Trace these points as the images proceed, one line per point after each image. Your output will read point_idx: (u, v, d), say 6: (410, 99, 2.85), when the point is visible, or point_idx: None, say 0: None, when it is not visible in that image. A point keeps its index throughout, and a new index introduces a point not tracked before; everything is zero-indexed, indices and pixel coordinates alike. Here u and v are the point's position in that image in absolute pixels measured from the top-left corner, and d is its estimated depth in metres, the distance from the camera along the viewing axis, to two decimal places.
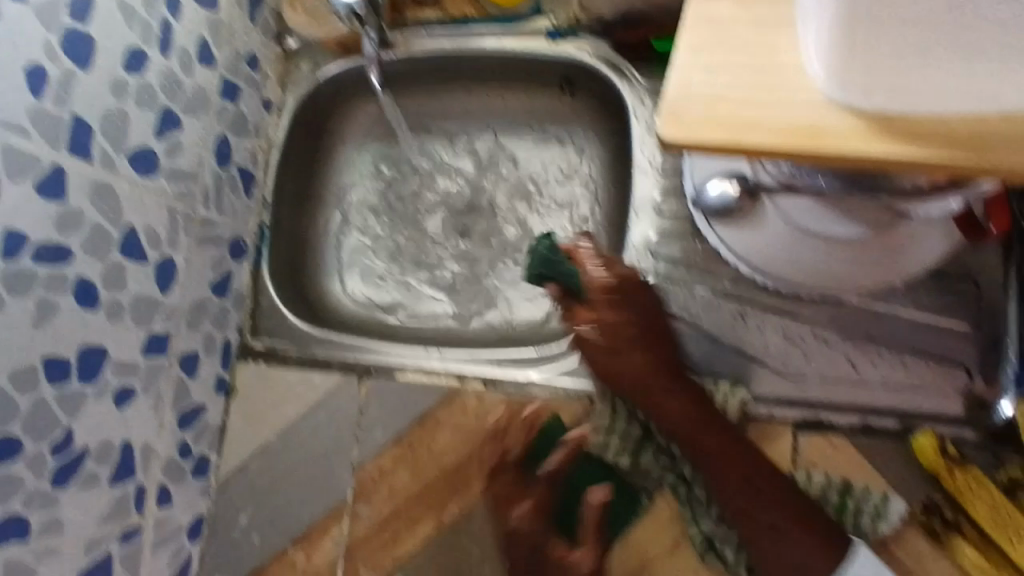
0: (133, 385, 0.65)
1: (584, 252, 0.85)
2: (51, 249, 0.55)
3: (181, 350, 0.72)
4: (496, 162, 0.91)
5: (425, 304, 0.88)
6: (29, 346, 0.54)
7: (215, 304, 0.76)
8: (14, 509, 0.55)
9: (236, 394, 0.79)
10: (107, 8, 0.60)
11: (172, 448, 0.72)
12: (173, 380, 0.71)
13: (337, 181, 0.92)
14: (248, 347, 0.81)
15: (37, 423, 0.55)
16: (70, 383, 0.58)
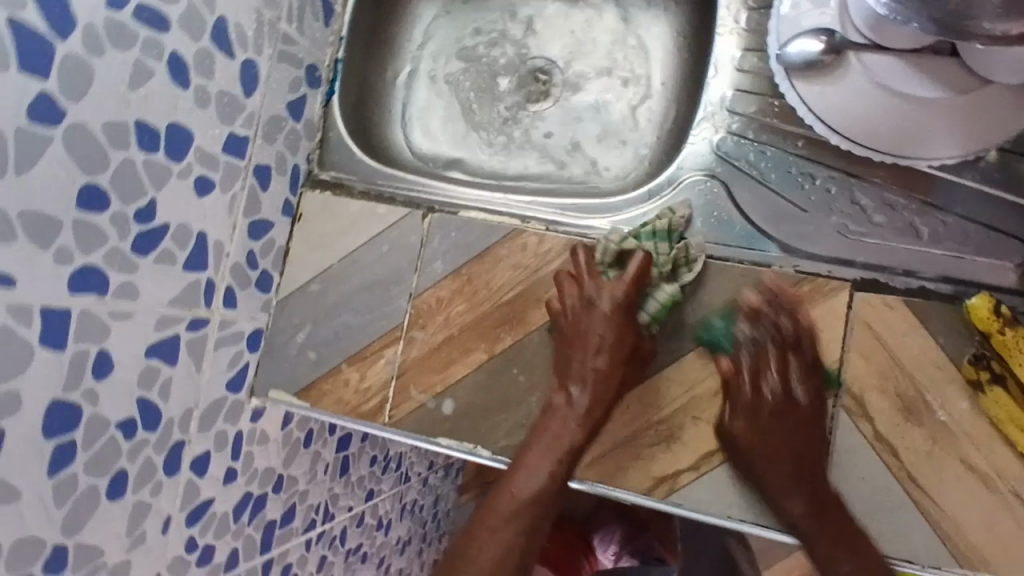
0: (213, 179, 0.67)
1: (651, 120, 0.86)
2: (151, 12, 0.57)
3: (256, 160, 0.73)
4: (570, 27, 0.91)
5: (486, 159, 0.89)
6: (125, 103, 0.56)
7: (289, 124, 0.78)
8: (100, 259, 0.57)
9: (302, 220, 0.81)
10: None
11: (241, 254, 0.73)
12: (248, 188, 0.73)
13: (409, 35, 0.93)
14: (314, 177, 0.83)
15: (127, 184, 0.58)
16: (159, 155, 0.60)
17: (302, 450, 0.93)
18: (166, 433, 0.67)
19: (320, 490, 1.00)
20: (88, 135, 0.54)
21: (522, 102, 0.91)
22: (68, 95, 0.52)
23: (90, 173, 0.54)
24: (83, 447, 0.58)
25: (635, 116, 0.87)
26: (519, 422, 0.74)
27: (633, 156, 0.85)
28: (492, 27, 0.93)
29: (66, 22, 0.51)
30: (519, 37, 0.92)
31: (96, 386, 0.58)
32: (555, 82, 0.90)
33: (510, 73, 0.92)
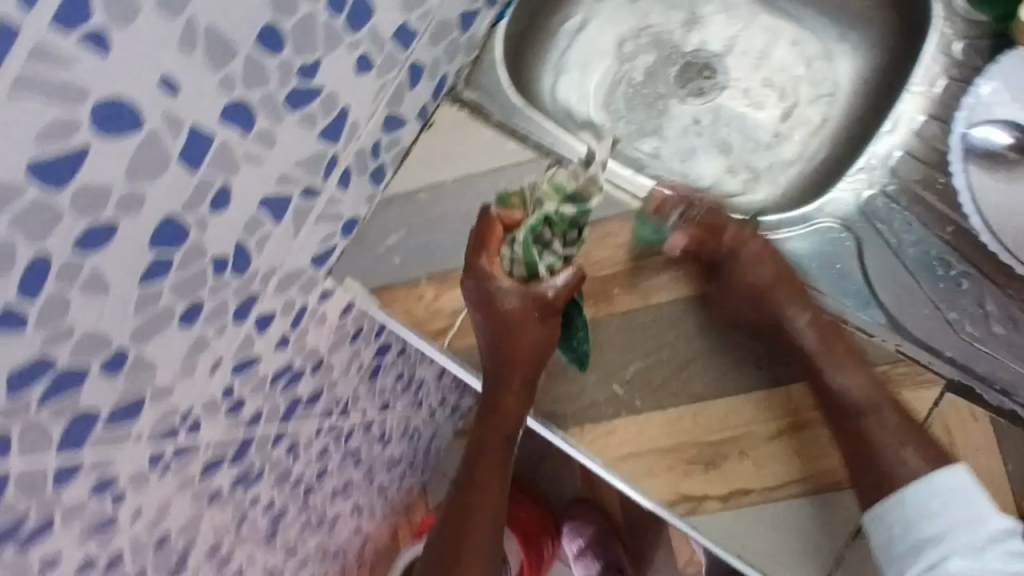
0: (374, 59, 0.67)
1: (800, 155, 0.85)
2: None
3: (415, 56, 0.73)
4: (751, 38, 0.91)
5: (626, 133, 0.89)
6: None
7: (455, 33, 0.77)
8: (255, 99, 0.57)
9: (431, 129, 0.81)
10: None
11: (370, 141, 0.74)
12: (399, 81, 0.73)
13: None
14: (457, 92, 0.82)
15: (302, 35, 0.58)
16: (339, 18, 0.60)
17: (349, 343, 0.95)
18: (249, 283, 0.69)
19: (348, 384, 1.03)
20: None
21: (677, 91, 0.90)
22: None
23: (277, 13, 0.55)
24: (178, 267, 0.59)
25: (783, 143, 0.86)
26: (567, 395, 0.74)
27: (769, 181, 0.85)
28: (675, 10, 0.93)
29: None
30: (697, 30, 0.92)
31: (209, 216, 0.59)
32: (716, 83, 0.90)
33: (678, 60, 0.92)
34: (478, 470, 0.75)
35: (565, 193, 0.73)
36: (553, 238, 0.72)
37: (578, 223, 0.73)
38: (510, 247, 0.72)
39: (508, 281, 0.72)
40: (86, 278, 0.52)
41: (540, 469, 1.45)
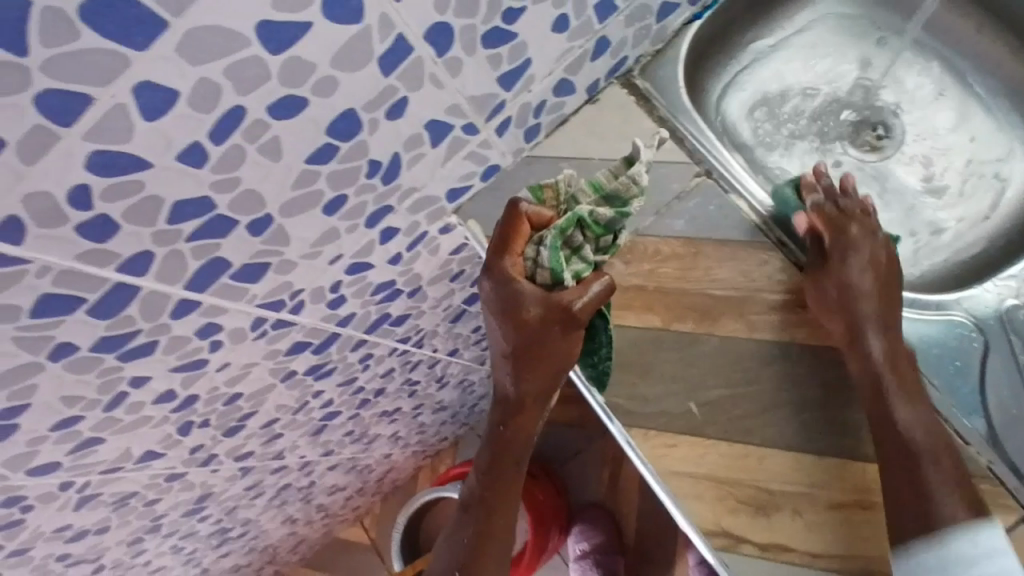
0: (571, 23, 0.69)
1: (951, 242, 0.82)
2: None
3: (606, 32, 0.74)
4: (937, 110, 0.88)
5: (778, 166, 0.88)
6: None
7: (650, 21, 0.77)
8: (457, 24, 0.60)
9: (593, 105, 0.83)
10: None
11: (537, 98, 0.76)
12: (584, 50, 0.74)
13: (793, 18, 0.91)
14: (630, 78, 0.83)
15: None
16: None
17: (447, 282, 0.98)
18: (389, 193, 0.72)
19: (431, 318, 1.06)
20: None
21: (845, 142, 0.88)
22: None
23: None
24: (340, 158, 0.63)
25: (944, 223, 0.83)
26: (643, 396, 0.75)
27: (910, 258, 0.82)
28: (868, 60, 0.90)
29: None
30: (884, 87, 0.90)
31: (381, 120, 0.63)
32: (888, 145, 0.88)
33: (854, 110, 0.89)
34: (510, 443, 0.77)
35: (602, 192, 0.67)
36: (583, 243, 0.68)
37: (613, 227, 0.68)
38: (534, 248, 0.68)
39: (529, 286, 0.68)
40: (266, 140, 0.56)
41: (570, 462, 1.47)
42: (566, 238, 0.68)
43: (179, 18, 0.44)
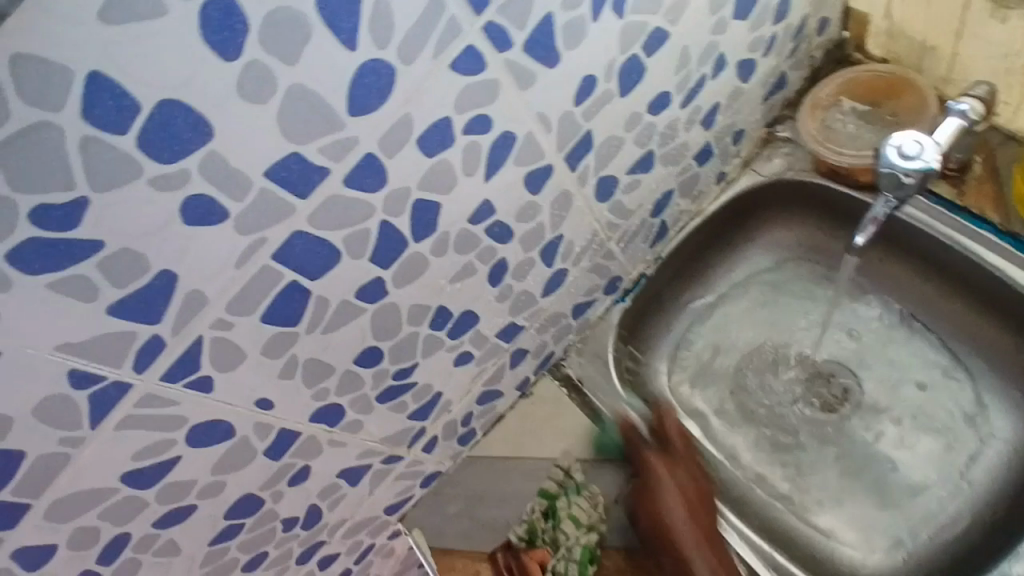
0: (474, 353, 0.71)
1: (927, 518, 0.75)
2: (501, 228, 0.61)
3: (520, 344, 0.76)
4: (890, 362, 0.81)
5: (732, 440, 0.83)
6: (437, 292, 0.60)
7: (567, 320, 0.80)
8: (347, 401, 0.62)
9: (528, 400, 0.83)
10: (671, 53, 0.62)
11: (461, 413, 0.76)
12: (500, 363, 0.76)
13: (720, 273, 0.88)
14: (559, 368, 0.84)
15: (403, 350, 0.62)
16: (441, 332, 0.64)
17: None
18: (316, 532, 0.72)
19: None
20: (392, 311, 0.58)
21: (800, 401, 0.83)
22: (396, 282, 0.56)
23: (377, 338, 0.59)
24: (248, 530, 0.64)
25: (915, 498, 0.75)
26: None
27: (890, 537, 0.75)
28: (809, 307, 0.86)
29: (426, 228, 0.54)
30: (832, 335, 0.85)
31: (286, 488, 0.63)
32: (845, 401, 0.82)
33: (802, 368, 0.84)
34: None
35: (552, 505, 0.77)
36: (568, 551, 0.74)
37: (585, 525, 0.75)
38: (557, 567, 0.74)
39: None
40: (159, 545, 0.58)
41: None
42: (567, 553, 0.74)
43: (38, 497, 0.47)
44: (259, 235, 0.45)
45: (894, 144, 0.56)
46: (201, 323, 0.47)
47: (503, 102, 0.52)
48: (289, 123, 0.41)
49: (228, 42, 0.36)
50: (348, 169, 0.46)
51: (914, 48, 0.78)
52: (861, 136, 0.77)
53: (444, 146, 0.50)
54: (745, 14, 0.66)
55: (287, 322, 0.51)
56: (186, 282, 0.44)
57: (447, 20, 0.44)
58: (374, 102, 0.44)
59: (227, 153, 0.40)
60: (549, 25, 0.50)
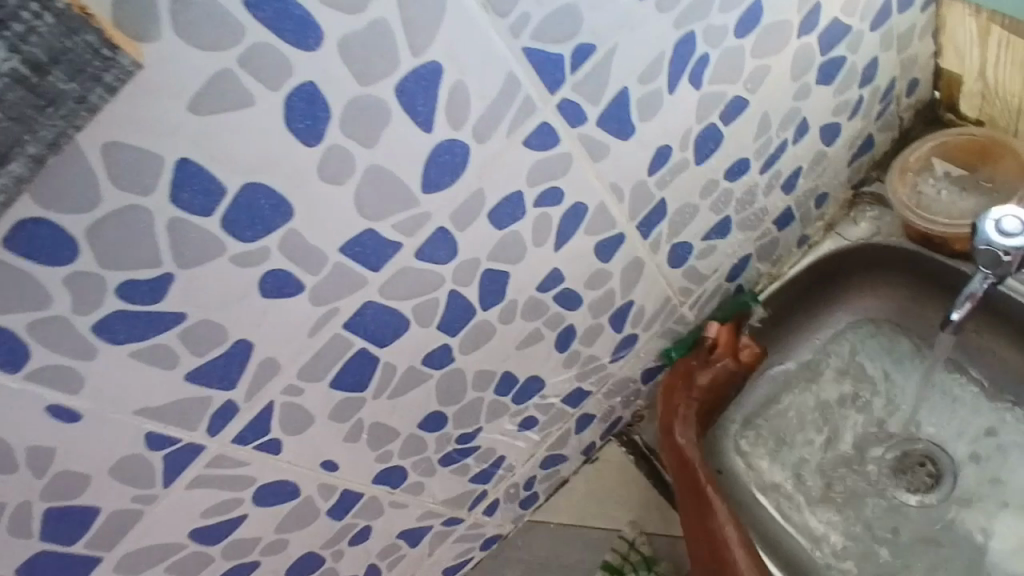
0: (538, 418, 0.70)
1: None
2: (570, 295, 0.60)
3: (586, 409, 0.75)
4: (987, 445, 0.77)
5: (814, 519, 0.78)
6: (504, 358, 0.60)
7: (636, 385, 0.78)
8: (410, 464, 0.62)
9: (594, 465, 0.81)
10: (751, 120, 0.60)
11: (524, 476, 0.75)
12: (565, 428, 0.74)
13: (799, 339, 0.84)
14: (626, 434, 0.82)
15: (468, 414, 0.62)
16: (506, 397, 0.64)
17: None
18: None
19: None
20: (458, 377, 0.58)
21: (887, 481, 0.79)
22: (462, 349, 0.56)
23: (442, 403, 0.59)
24: None
25: None
26: None
27: None
28: (898, 380, 0.81)
29: (494, 298, 0.54)
30: (925, 412, 0.80)
31: (347, 547, 0.63)
32: (939, 486, 0.77)
33: (890, 446, 0.80)
34: None
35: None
36: None
37: None
38: None
39: None
40: None
41: None
42: None
43: (111, 551, 0.48)
44: (330, 306, 0.46)
45: (993, 218, 0.52)
46: (274, 389, 0.48)
47: (575, 174, 0.51)
48: (364, 201, 0.42)
49: (310, 129, 0.37)
50: (420, 243, 0.46)
51: (1014, 109, 0.74)
52: (953, 203, 0.73)
53: (514, 218, 0.50)
54: (829, 78, 0.64)
55: (354, 387, 0.52)
56: (261, 350, 0.45)
57: (523, 101, 0.44)
58: (447, 179, 0.44)
59: (305, 231, 0.41)
60: (623, 98, 0.49)
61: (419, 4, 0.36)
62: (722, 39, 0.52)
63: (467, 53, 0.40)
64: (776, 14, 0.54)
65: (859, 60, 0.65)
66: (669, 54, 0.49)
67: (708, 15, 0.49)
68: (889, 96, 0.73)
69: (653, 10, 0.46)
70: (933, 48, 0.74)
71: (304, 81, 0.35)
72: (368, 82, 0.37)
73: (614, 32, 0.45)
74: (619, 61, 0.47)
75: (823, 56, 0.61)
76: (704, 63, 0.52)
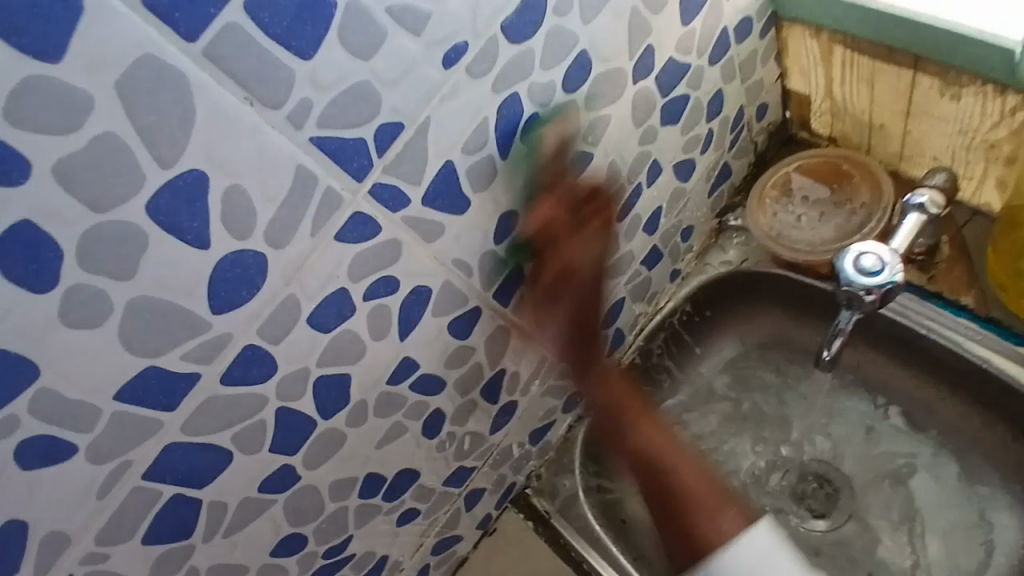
0: (419, 509, 0.64)
1: None
2: (429, 380, 0.54)
3: (473, 486, 0.69)
4: (878, 457, 0.77)
5: None
6: (363, 461, 0.53)
7: (525, 448, 0.73)
8: None
9: (493, 537, 0.76)
10: (599, 170, 0.57)
11: (415, 568, 0.69)
12: (452, 510, 0.68)
13: (688, 372, 0.82)
14: (524, 497, 0.77)
15: (331, 527, 0.55)
16: (375, 498, 0.57)
17: None
18: None
19: None
20: (311, 493, 0.51)
21: (789, 506, 0.77)
22: (308, 464, 0.49)
23: (296, 524, 0.51)
24: None
25: None
26: None
27: None
28: (785, 400, 0.81)
29: (336, 403, 0.48)
30: (815, 430, 0.79)
31: None
32: (837, 504, 0.76)
33: (789, 472, 0.79)
34: None
35: None
36: None
37: None
38: None
39: None
40: None
41: None
42: None
43: None
44: (119, 460, 0.38)
45: (853, 254, 0.52)
46: (67, 563, 0.39)
47: (408, 259, 0.46)
48: (135, 338, 0.35)
49: (39, 273, 0.30)
50: (224, 368, 0.39)
51: (860, 127, 0.75)
52: (813, 229, 0.73)
53: (342, 317, 0.44)
54: (674, 118, 0.62)
55: (175, 535, 0.44)
56: (36, 528, 0.37)
57: (324, 195, 0.38)
58: (243, 294, 0.38)
59: (63, 387, 0.33)
60: (448, 171, 0.45)
61: (155, 110, 0.30)
62: (551, 96, 0.48)
63: (239, 155, 0.34)
64: (605, 63, 0.51)
65: (702, 95, 0.64)
66: (492, 119, 0.45)
67: (530, 74, 0.46)
68: (738, 124, 0.72)
69: (464, 77, 0.42)
70: (776, 72, 0.74)
71: (15, 220, 0.29)
72: (106, 207, 0.31)
73: (422, 104, 0.40)
74: (435, 134, 0.42)
75: (664, 97, 0.59)
76: (534, 122, 0.48)
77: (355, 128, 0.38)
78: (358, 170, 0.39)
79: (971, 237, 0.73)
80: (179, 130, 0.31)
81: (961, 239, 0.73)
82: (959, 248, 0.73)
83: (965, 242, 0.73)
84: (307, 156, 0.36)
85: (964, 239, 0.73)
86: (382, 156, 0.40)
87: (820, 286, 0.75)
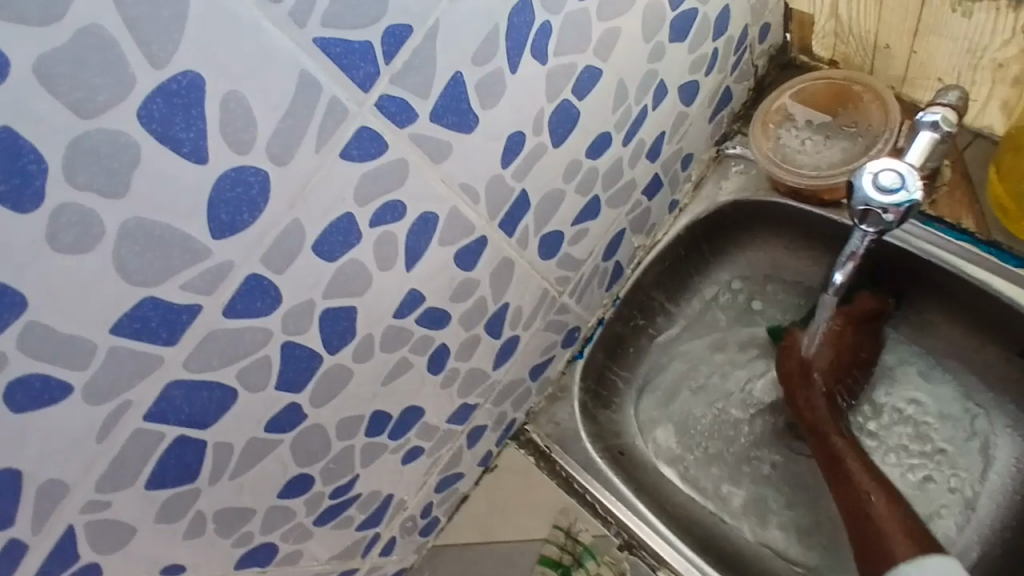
0: (423, 447, 0.62)
1: None
2: (435, 314, 0.52)
3: (476, 422, 0.68)
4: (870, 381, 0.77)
5: (720, 484, 0.76)
6: (369, 398, 0.51)
7: (526, 384, 0.72)
8: (278, 537, 0.53)
9: (494, 473, 0.74)
10: (607, 89, 0.54)
11: (419, 507, 0.68)
12: (455, 447, 0.67)
13: (682, 308, 0.81)
14: (524, 434, 0.75)
15: (338, 466, 0.53)
16: (382, 436, 0.55)
17: None
18: None
19: None
20: (318, 432, 0.49)
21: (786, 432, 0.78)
22: (315, 401, 0.47)
23: (303, 465, 0.50)
24: None
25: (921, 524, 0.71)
26: None
27: None
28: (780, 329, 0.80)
29: (342, 338, 0.45)
30: None
31: None
32: None
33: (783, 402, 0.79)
34: None
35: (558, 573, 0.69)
36: None
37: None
38: None
39: None
40: None
41: None
42: None
43: None
44: (118, 400, 0.35)
45: (870, 173, 0.50)
46: (67, 512, 0.37)
47: (415, 181, 0.43)
48: (131, 265, 0.31)
49: (20, 190, 0.27)
50: (227, 299, 0.36)
51: (864, 47, 0.73)
52: (819, 153, 0.72)
53: (348, 246, 0.41)
54: (682, 34, 0.59)
55: (180, 479, 0.41)
56: (33, 476, 0.34)
57: (328, 107, 0.35)
58: (245, 217, 0.34)
59: (52, 320, 0.30)
60: (457, 83, 0.41)
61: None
62: (563, 3, 0.45)
63: (235, 57, 0.30)
64: None
65: (710, 11, 0.60)
66: (503, 28, 0.42)
67: None
68: (742, 44, 0.69)
69: None
70: None
71: None
72: (89, 114, 0.27)
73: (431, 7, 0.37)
74: (444, 42, 0.39)
75: (673, 11, 0.55)
76: (545, 33, 0.45)
77: (361, 31, 0.34)
78: (363, 79, 0.36)
79: (972, 158, 0.71)
80: (171, 25, 0.28)
81: (964, 160, 0.71)
82: (960, 169, 0.71)
83: (966, 163, 0.71)
84: (310, 63, 0.33)
85: (966, 160, 0.71)
86: (388, 66, 0.36)
87: (819, 213, 0.73)
